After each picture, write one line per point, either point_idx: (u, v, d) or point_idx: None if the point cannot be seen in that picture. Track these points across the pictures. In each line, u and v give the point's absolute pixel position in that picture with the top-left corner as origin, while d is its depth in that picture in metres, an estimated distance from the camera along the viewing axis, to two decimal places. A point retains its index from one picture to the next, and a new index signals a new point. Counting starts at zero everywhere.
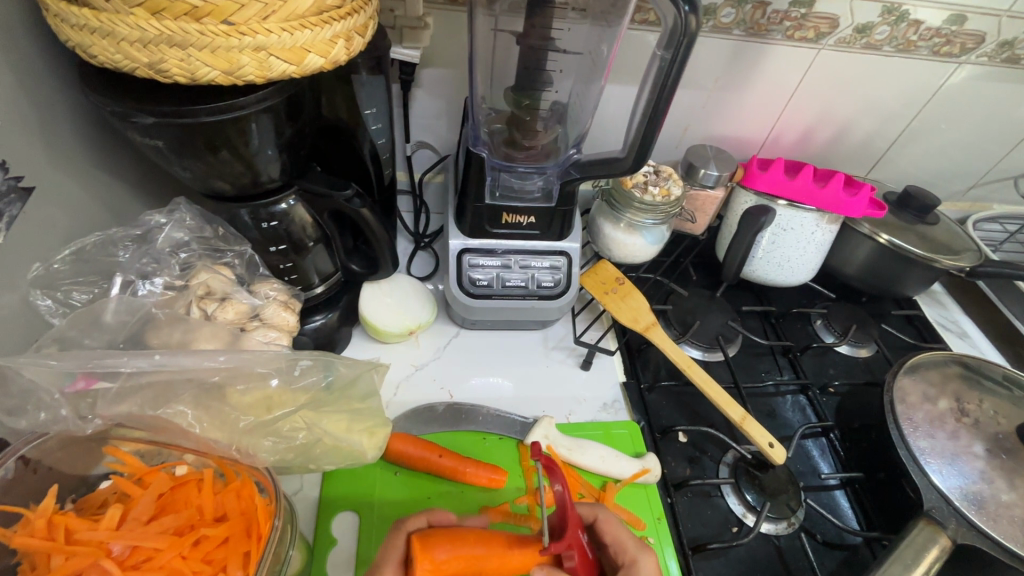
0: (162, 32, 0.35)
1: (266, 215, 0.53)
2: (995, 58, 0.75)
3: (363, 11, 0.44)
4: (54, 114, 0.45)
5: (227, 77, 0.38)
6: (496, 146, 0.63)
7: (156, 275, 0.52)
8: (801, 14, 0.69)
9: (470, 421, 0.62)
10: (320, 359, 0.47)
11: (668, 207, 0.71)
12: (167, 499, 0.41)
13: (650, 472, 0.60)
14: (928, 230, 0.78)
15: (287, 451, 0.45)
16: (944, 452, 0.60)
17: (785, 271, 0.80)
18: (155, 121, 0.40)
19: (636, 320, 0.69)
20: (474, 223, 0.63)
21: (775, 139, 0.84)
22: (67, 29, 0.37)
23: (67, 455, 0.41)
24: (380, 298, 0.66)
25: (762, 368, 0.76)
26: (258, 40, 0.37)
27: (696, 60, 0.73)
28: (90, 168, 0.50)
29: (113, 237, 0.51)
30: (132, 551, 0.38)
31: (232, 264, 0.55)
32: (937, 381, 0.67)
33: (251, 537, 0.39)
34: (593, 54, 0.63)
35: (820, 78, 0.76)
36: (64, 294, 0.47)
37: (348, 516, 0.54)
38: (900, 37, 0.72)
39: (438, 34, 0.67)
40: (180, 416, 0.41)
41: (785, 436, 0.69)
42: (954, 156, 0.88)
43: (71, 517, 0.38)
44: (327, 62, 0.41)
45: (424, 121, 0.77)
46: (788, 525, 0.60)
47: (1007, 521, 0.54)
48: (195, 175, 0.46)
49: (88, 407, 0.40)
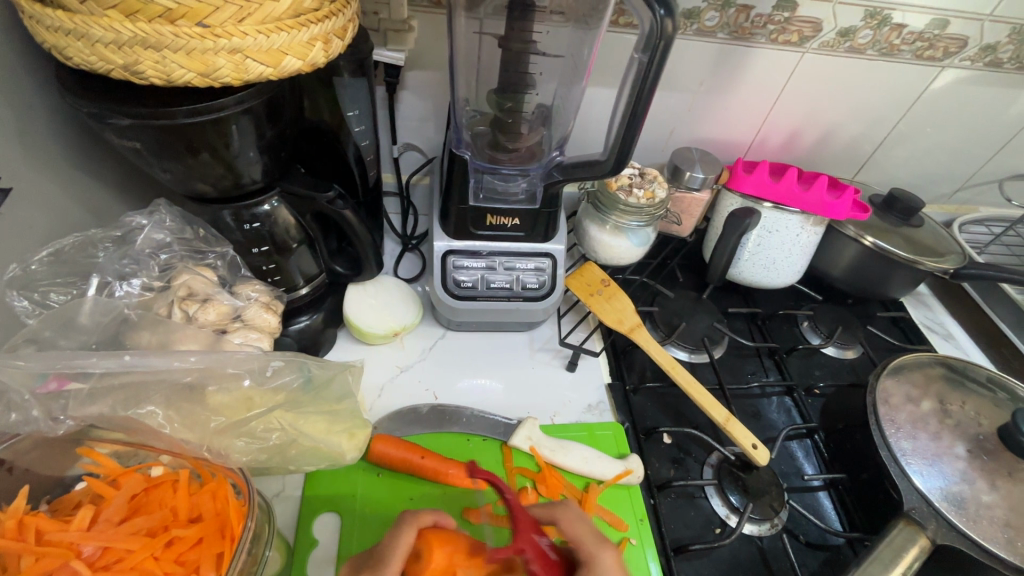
0: (136, 34, 0.36)
1: (249, 216, 0.53)
2: (978, 62, 0.75)
3: (342, 14, 0.44)
4: (31, 115, 0.45)
5: (203, 78, 0.38)
6: (480, 148, 0.63)
7: (134, 276, 0.52)
8: (784, 18, 0.69)
9: (455, 422, 0.62)
10: (293, 360, 0.47)
11: (653, 209, 0.71)
12: (141, 500, 0.41)
13: (632, 473, 0.60)
14: (912, 232, 0.79)
15: (261, 451, 0.45)
16: (927, 452, 0.60)
17: (771, 273, 0.80)
18: (132, 122, 0.40)
19: (621, 321, 0.69)
20: (459, 225, 0.63)
21: (761, 142, 0.85)
22: (42, 30, 0.37)
23: (42, 455, 0.41)
24: (365, 300, 0.66)
25: (748, 369, 0.76)
26: (234, 42, 0.37)
27: (681, 63, 0.73)
28: (69, 169, 0.50)
29: (92, 238, 0.51)
30: (103, 552, 0.38)
31: (215, 266, 0.55)
32: (920, 383, 0.67)
33: (224, 538, 0.39)
34: (575, 57, 0.64)
35: (804, 82, 0.76)
36: (42, 295, 0.47)
37: (329, 518, 0.54)
38: (883, 41, 0.72)
39: (424, 37, 0.68)
40: (150, 417, 0.42)
41: (769, 438, 0.69)
42: (939, 159, 0.88)
43: (41, 518, 0.38)
44: (305, 64, 0.42)
45: (411, 123, 0.77)
46: (771, 526, 0.61)
47: (987, 522, 0.55)
48: (175, 177, 0.46)
49: (60, 408, 0.40)
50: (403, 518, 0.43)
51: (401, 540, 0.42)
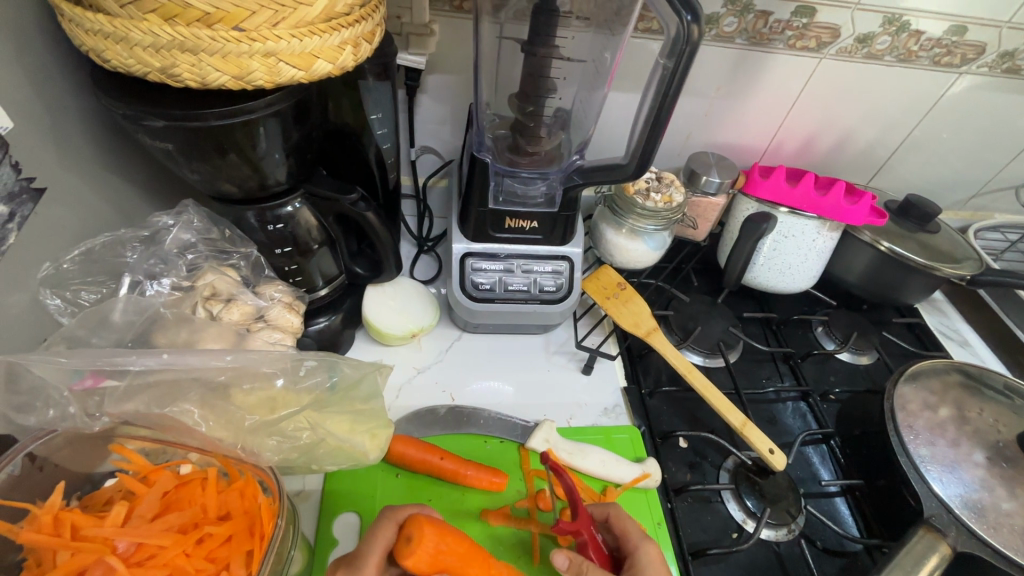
0: (174, 37, 0.36)
1: (273, 217, 0.54)
2: (996, 69, 0.75)
3: (370, 18, 0.44)
4: (65, 116, 0.46)
5: (236, 81, 0.39)
6: (499, 151, 0.64)
7: (164, 275, 0.53)
8: (803, 24, 0.69)
9: (472, 424, 0.62)
10: (325, 359, 0.47)
11: (670, 213, 0.71)
12: (172, 498, 0.41)
13: (650, 477, 0.60)
14: (929, 238, 0.79)
15: (291, 450, 0.46)
16: (945, 459, 0.60)
17: (786, 278, 0.80)
18: (166, 124, 0.41)
19: (638, 325, 0.70)
20: (478, 228, 0.64)
21: (777, 147, 0.85)
22: (81, 33, 0.38)
23: (73, 451, 0.42)
24: (383, 301, 0.67)
25: (763, 374, 0.76)
26: (268, 46, 0.38)
27: (699, 68, 0.74)
28: (100, 169, 0.51)
29: (122, 238, 0.52)
30: (137, 548, 0.39)
31: (238, 266, 0.55)
32: (938, 389, 0.67)
33: (254, 536, 0.40)
34: (597, 61, 0.64)
35: (821, 87, 0.77)
36: (73, 294, 0.48)
37: (348, 518, 0.54)
38: (901, 47, 0.72)
39: (444, 41, 0.68)
40: (186, 415, 0.42)
41: (785, 443, 0.69)
42: (955, 166, 0.88)
43: (76, 513, 0.39)
44: (334, 67, 0.42)
45: (429, 126, 0.77)
46: (788, 532, 0.60)
47: (1007, 530, 0.54)
48: (203, 178, 0.47)
49: (96, 404, 0.41)
50: (377, 517, 0.45)
51: (377, 537, 0.43)
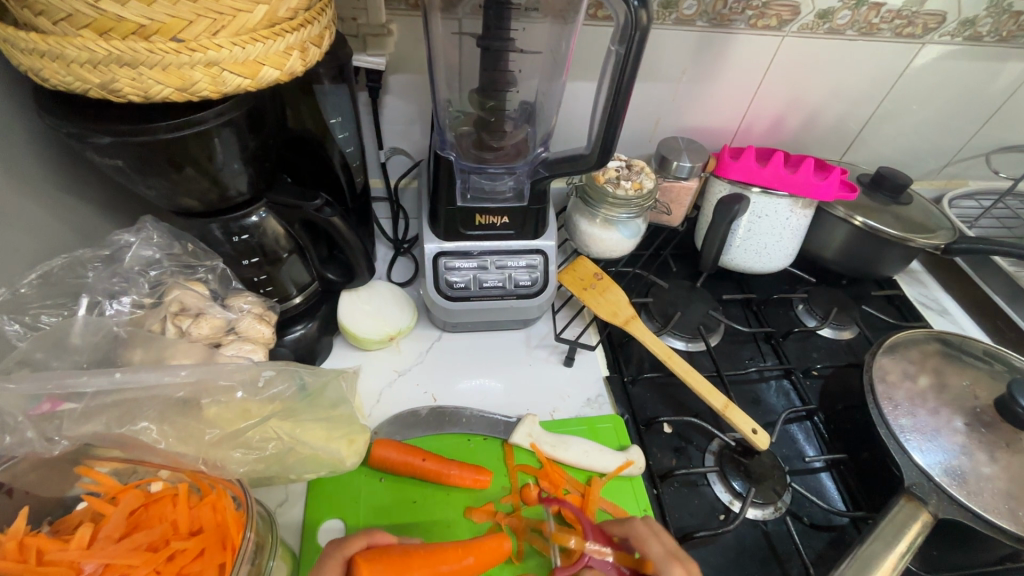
0: (111, 52, 0.35)
1: (237, 228, 0.53)
2: (958, 36, 0.75)
3: (317, 22, 0.44)
4: (11, 139, 0.45)
5: (181, 93, 0.38)
6: (465, 148, 0.63)
7: (124, 294, 0.52)
8: (762, 3, 0.69)
9: (454, 423, 0.62)
10: (286, 368, 0.48)
11: (643, 200, 0.71)
12: (140, 516, 0.42)
13: (634, 464, 0.60)
14: (902, 209, 0.79)
15: (259, 461, 0.46)
16: (926, 427, 0.60)
17: (763, 258, 0.80)
18: (112, 140, 0.40)
19: (616, 313, 0.69)
20: (448, 227, 0.63)
21: (747, 128, 0.85)
22: (17, 54, 0.37)
23: (41, 476, 0.42)
24: (358, 305, 0.66)
25: (745, 355, 0.76)
26: (210, 55, 0.37)
27: (662, 53, 0.73)
28: (53, 191, 0.51)
29: (80, 258, 0.52)
30: (104, 569, 0.39)
31: (206, 280, 0.55)
32: (916, 359, 0.67)
33: (225, 549, 0.40)
34: (553, 51, 0.64)
35: (786, 66, 0.77)
36: (32, 318, 0.48)
37: (333, 524, 0.54)
38: (862, 21, 0.72)
39: (403, 41, 0.68)
40: (145, 433, 0.42)
41: (770, 423, 0.69)
42: (926, 135, 0.89)
43: (41, 538, 0.39)
44: (282, 73, 0.42)
45: (396, 126, 0.77)
46: (775, 510, 0.61)
47: (989, 493, 0.55)
48: (160, 194, 0.46)
49: (55, 428, 0.41)
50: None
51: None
